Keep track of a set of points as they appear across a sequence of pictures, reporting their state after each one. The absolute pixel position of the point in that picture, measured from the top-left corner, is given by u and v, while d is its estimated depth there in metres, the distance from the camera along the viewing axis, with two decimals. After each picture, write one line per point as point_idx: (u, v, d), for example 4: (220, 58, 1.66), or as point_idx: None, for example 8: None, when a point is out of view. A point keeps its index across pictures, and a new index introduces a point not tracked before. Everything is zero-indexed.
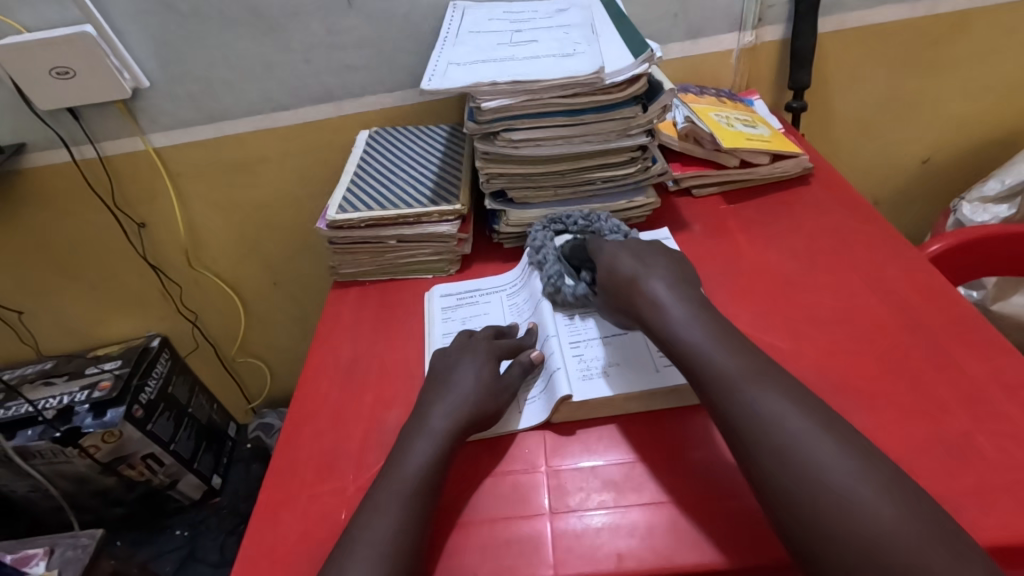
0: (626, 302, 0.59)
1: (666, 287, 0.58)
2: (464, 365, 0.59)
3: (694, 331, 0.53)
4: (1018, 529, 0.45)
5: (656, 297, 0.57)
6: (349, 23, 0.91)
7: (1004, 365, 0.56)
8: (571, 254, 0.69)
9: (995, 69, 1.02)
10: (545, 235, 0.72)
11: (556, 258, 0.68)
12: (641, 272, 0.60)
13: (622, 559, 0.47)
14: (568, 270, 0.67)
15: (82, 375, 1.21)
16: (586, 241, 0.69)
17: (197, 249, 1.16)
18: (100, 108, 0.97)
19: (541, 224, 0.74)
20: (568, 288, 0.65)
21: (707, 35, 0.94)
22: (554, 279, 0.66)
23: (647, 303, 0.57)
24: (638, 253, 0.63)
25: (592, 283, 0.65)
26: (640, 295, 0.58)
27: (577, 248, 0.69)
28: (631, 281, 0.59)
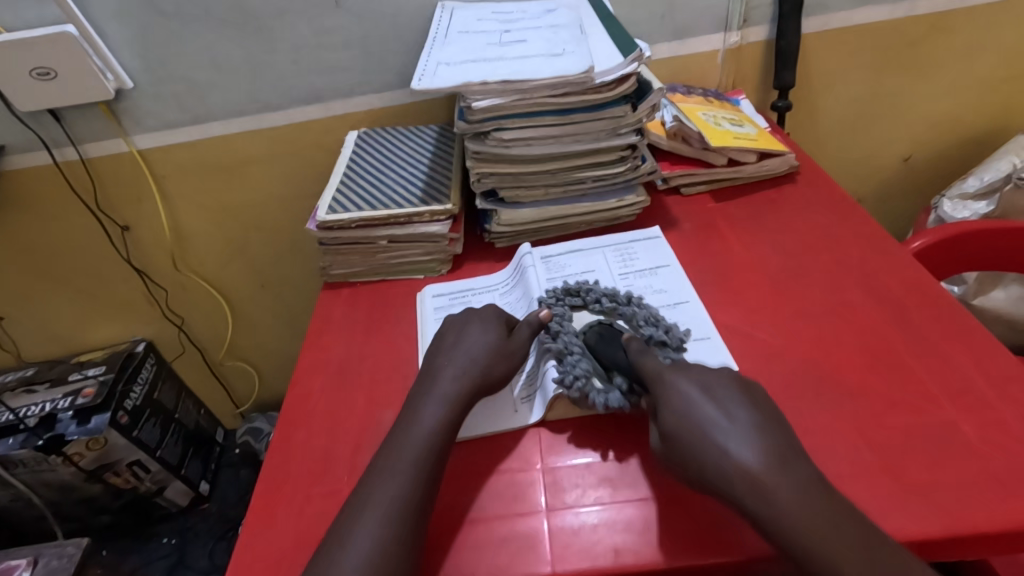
0: (688, 438, 0.48)
1: (702, 396, 0.50)
2: (472, 330, 0.60)
3: (745, 449, 0.46)
4: (1003, 516, 0.46)
5: (688, 400, 0.50)
6: (337, 23, 0.91)
7: (986, 356, 0.58)
8: (599, 343, 0.59)
9: (974, 69, 1.04)
10: (563, 315, 0.62)
11: (580, 354, 0.58)
12: (706, 406, 0.49)
13: (619, 555, 0.47)
14: (597, 371, 0.58)
15: (65, 382, 1.19)
16: (615, 330, 0.60)
17: (183, 252, 1.15)
18: (82, 110, 0.95)
19: (553, 295, 0.65)
20: (597, 394, 0.55)
21: (693, 36, 0.95)
22: (581, 384, 0.56)
23: (699, 435, 0.47)
24: (692, 372, 0.52)
25: (628, 390, 0.56)
26: (687, 414, 0.49)
27: (606, 338, 0.59)
28: (679, 392, 0.50)
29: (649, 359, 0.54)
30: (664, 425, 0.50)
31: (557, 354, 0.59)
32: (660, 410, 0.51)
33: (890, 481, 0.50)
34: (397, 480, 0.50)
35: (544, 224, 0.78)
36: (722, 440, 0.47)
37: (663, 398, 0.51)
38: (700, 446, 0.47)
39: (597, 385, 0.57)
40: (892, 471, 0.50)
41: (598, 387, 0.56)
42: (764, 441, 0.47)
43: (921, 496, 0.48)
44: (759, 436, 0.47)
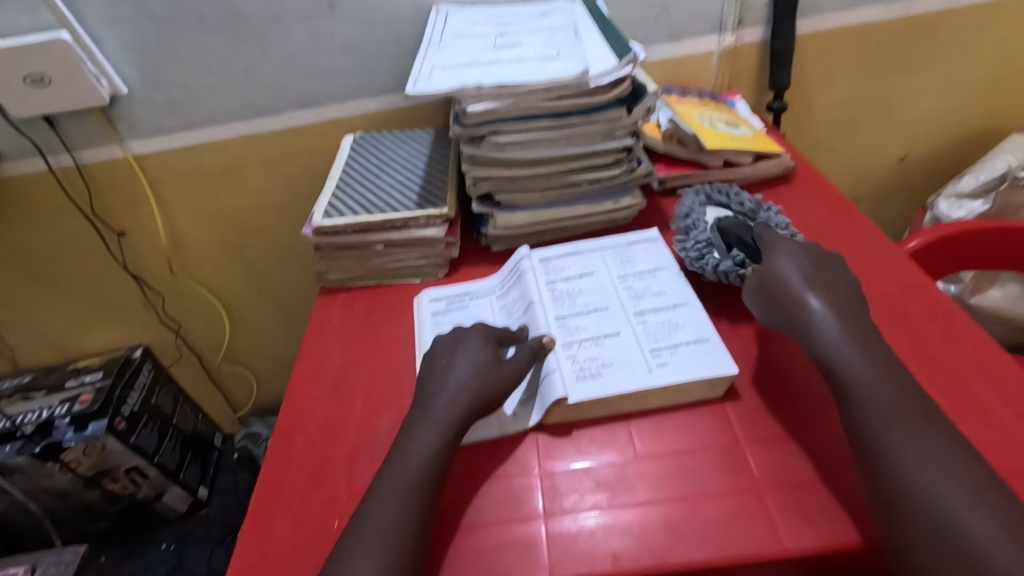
0: (782, 304, 0.58)
1: (802, 278, 0.59)
2: (462, 354, 0.59)
3: (814, 299, 0.57)
4: None
5: (785, 277, 0.60)
6: (331, 27, 0.91)
7: (982, 357, 0.58)
8: (728, 226, 0.69)
9: (968, 68, 1.05)
10: (697, 203, 0.75)
11: (708, 229, 0.70)
12: (800, 284, 0.59)
13: (617, 559, 0.47)
14: (718, 244, 0.69)
15: (62, 388, 1.18)
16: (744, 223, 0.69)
17: (180, 257, 1.14)
18: (77, 115, 0.95)
19: (697, 195, 0.76)
20: (718, 260, 0.67)
21: (688, 37, 0.95)
22: (701, 249, 0.68)
23: (786, 298, 0.58)
24: (795, 249, 0.63)
25: (741, 262, 0.66)
26: (778, 279, 0.60)
27: (738, 224, 0.69)
28: (780, 251, 0.62)
29: (788, 271, 0.60)
30: (766, 277, 0.61)
31: (686, 228, 0.72)
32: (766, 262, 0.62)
33: None
34: (395, 487, 0.49)
35: (540, 227, 0.78)
36: (797, 295, 0.58)
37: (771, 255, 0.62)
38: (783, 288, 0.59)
39: (716, 254, 0.68)
40: None
41: (718, 256, 0.68)
42: (828, 299, 0.57)
43: None
44: (823, 293, 0.58)
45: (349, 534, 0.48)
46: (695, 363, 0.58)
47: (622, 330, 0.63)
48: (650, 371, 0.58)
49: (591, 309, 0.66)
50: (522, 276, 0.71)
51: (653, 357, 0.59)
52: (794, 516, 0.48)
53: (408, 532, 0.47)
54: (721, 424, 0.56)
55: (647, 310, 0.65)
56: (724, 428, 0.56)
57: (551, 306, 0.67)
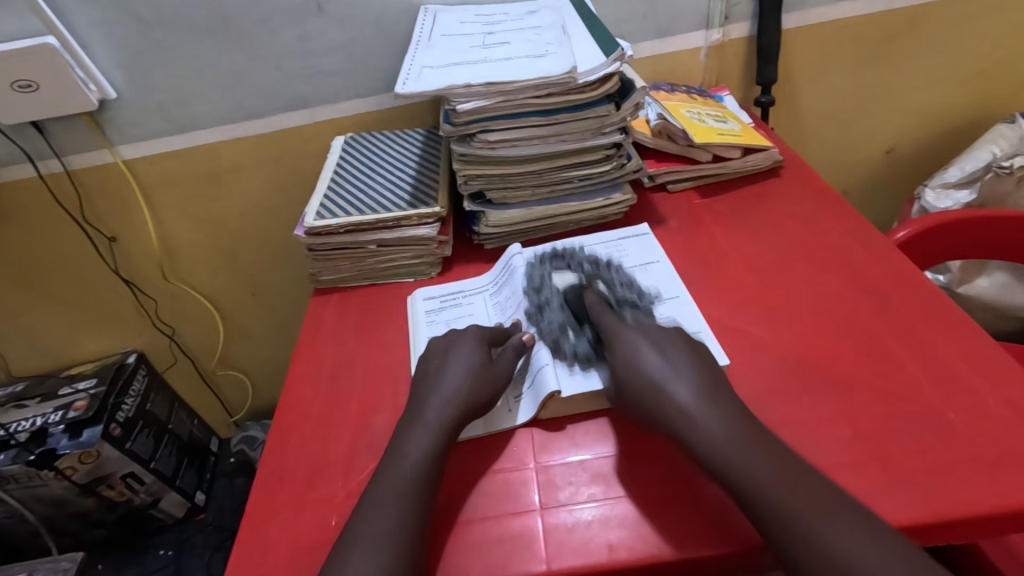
0: (636, 386, 0.54)
1: (662, 362, 0.54)
2: (455, 354, 0.59)
3: (687, 390, 0.52)
4: (988, 500, 0.47)
5: (650, 371, 0.54)
6: (320, 29, 0.91)
7: (969, 343, 0.59)
8: (573, 299, 0.65)
9: (952, 60, 1.06)
10: (544, 276, 0.68)
11: (558, 307, 0.64)
12: (661, 370, 0.54)
13: (613, 550, 0.48)
14: (570, 321, 0.63)
15: (55, 396, 1.18)
16: (585, 287, 0.66)
17: (172, 262, 1.14)
18: (66, 121, 0.95)
19: (538, 264, 0.71)
20: (568, 343, 0.61)
21: (676, 34, 0.96)
22: (556, 337, 0.61)
23: (648, 394, 0.53)
24: (649, 328, 0.58)
25: (594, 341, 0.61)
26: (639, 366, 0.54)
27: (583, 298, 0.64)
28: (631, 345, 0.56)
29: (646, 354, 0.55)
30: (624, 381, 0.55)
31: (538, 306, 0.65)
32: (615, 362, 0.56)
33: (878, 469, 0.51)
34: (392, 485, 0.50)
35: (533, 225, 0.78)
36: (666, 390, 0.52)
37: (619, 351, 0.56)
38: (639, 389, 0.53)
39: (570, 335, 0.62)
40: (881, 460, 0.51)
41: (572, 337, 0.61)
42: (695, 381, 0.53)
43: (909, 482, 0.49)
44: (695, 380, 0.53)
45: (347, 533, 0.48)
46: None
47: None
48: None
49: None
50: (514, 274, 0.72)
51: None
52: None
53: (407, 528, 0.47)
54: None
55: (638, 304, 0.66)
56: None
57: None
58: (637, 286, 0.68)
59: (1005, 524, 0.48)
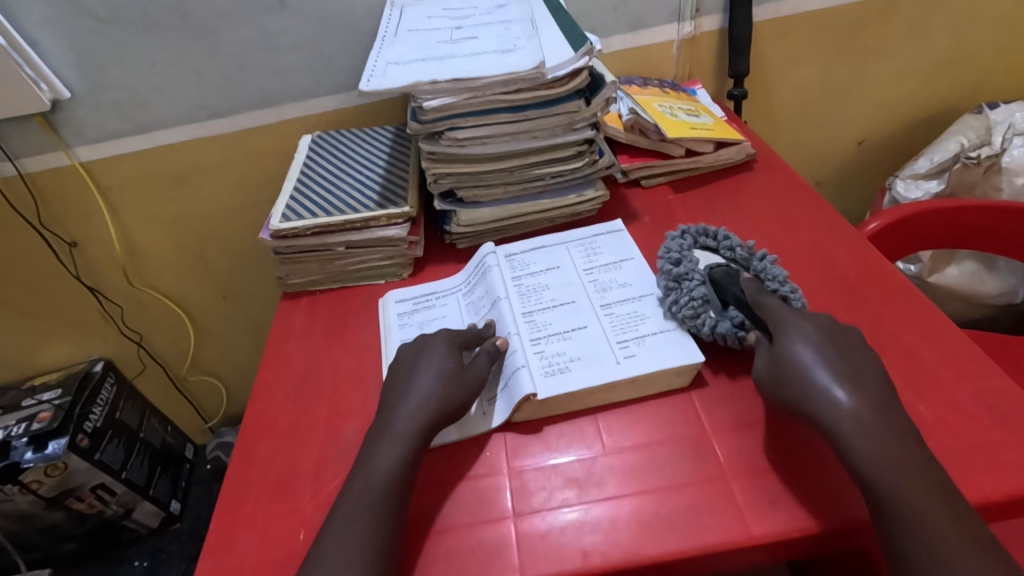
0: (793, 373, 0.50)
1: (816, 358, 0.50)
2: (426, 360, 0.58)
3: (842, 391, 0.48)
4: (956, 492, 0.47)
5: (804, 364, 0.50)
6: (283, 24, 0.88)
7: (938, 335, 0.59)
8: (719, 280, 0.61)
9: (921, 52, 1.07)
10: (685, 246, 0.66)
11: (700, 281, 0.61)
12: (815, 364, 0.50)
13: (588, 556, 0.47)
14: (713, 301, 0.60)
15: (19, 408, 1.14)
16: (737, 273, 0.62)
17: (137, 266, 1.11)
18: (17, 123, 0.91)
19: (682, 238, 0.67)
20: (710, 319, 0.58)
21: (648, 27, 0.95)
22: (693, 313, 0.59)
23: (803, 379, 0.49)
24: (805, 315, 0.54)
25: (739, 323, 0.57)
26: (794, 358, 0.51)
27: (731, 276, 0.61)
28: (789, 345, 0.52)
29: (804, 351, 0.51)
30: (782, 362, 0.51)
31: (676, 278, 0.62)
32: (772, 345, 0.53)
33: None
34: (362, 498, 0.49)
35: (505, 223, 0.77)
36: (822, 387, 0.48)
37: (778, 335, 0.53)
38: (801, 388, 0.49)
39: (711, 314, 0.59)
40: None
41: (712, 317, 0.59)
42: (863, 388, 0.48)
43: None
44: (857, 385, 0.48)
45: (316, 546, 0.47)
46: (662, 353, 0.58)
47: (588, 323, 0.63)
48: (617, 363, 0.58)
49: (558, 303, 0.66)
50: (487, 273, 0.70)
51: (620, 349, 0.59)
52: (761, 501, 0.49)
53: (376, 540, 0.46)
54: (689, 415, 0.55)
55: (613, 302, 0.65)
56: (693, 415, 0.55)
57: (517, 301, 0.66)
58: (789, 283, 0.61)
59: (974, 516, 0.48)
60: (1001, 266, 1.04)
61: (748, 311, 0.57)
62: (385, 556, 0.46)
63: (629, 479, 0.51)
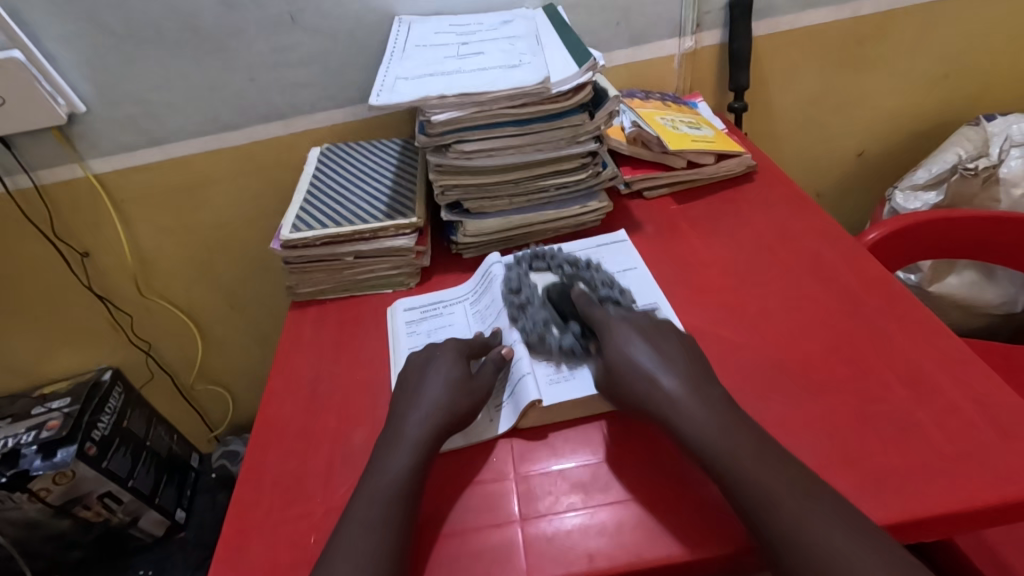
0: (624, 368, 0.55)
1: (652, 357, 0.56)
2: (433, 366, 0.60)
3: (673, 380, 0.54)
4: (957, 499, 0.48)
5: (634, 360, 0.55)
6: (293, 40, 0.90)
7: (939, 344, 0.60)
8: (554, 297, 0.66)
9: (919, 65, 1.09)
10: (521, 274, 0.69)
11: (540, 305, 0.65)
12: (652, 362, 0.55)
13: (593, 559, 0.48)
14: (555, 318, 0.64)
15: (28, 416, 1.15)
16: (568, 287, 0.66)
17: (147, 276, 1.12)
18: (34, 136, 0.93)
19: (516, 267, 0.71)
20: (553, 337, 0.62)
21: (649, 42, 0.97)
22: (540, 331, 0.62)
23: (638, 381, 0.54)
24: (635, 317, 0.60)
25: (580, 334, 0.62)
26: (631, 359, 0.56)
27: (564, 292, 0.66)
28: (622, 340, 0.57)
29: (638, 349, 0.56)
30: (608, 365, 0.57)
31: (519, 306, 0.66)
32: (606, 349, 0.58)
33: (852, 470, 0.51)
34: (372, 502, 0.50)
35: (510, 234, 0.78)
36: (651, 378, 0.54)
37: (609, 340, 0.58)
38: (631, 389, 0.54)
39: (555, 331, 0.63)
40: (855, 462, 0.52)
41: (557, 333, 0.62)
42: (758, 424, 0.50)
43: (883, 483, 0.50)
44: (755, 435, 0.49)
45: (329, 547, 0.48)
46: None
47: None
48: None
49: None
50: (493, 282, 0.71)
51: None
52: None
53: (387, 541, 0.47)
54: None
55: None
56: None
57: None
58: (620, 286, 0.68)
59: (974, 522, 0.49)
60: (999, 275, 1.05)
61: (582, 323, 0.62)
62: (396, 557, 0.47)
63: (635, 484, 0.52)
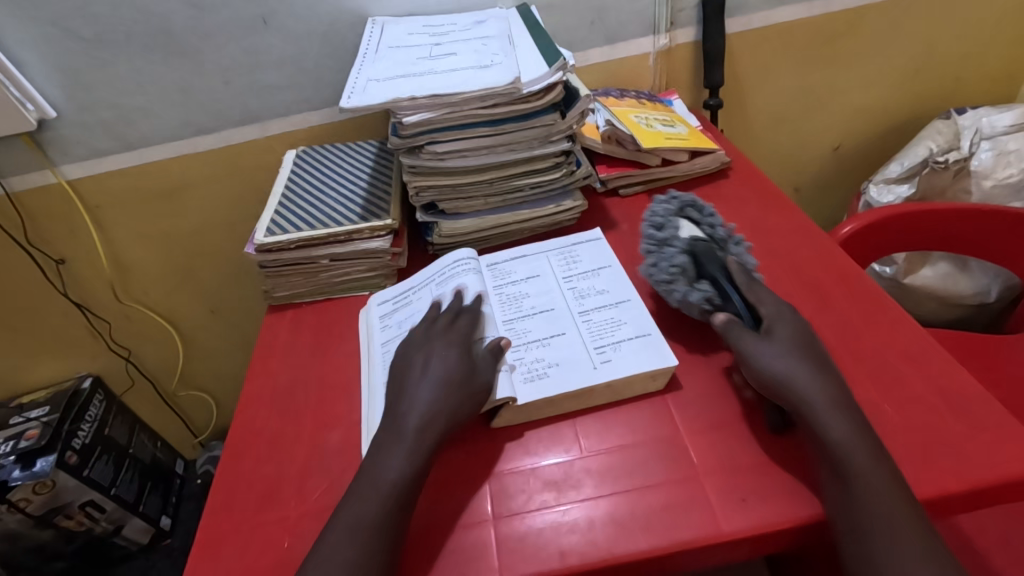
0: (778, 372, 0.52)
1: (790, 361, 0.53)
2: (426, 362, 0.58)
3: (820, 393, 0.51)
4: (920, 488, 0.49)
5: (767, 354, 0.53)
6: (266, 42, 0.90)
7: (905, 336, 0.61)
8: (703, 250, 0.64)
9: (891, 60, 1.10)
10: (668, 211, 0.70)
11: (681, 249, 0.64)
12: (820, 393, 0.51)
13: (565, 557, 0.48)
14: (689, 271, 0.63)
15: (6, 426, 1.14)
16: (717, 250, 0.64)
17: (125, 282, 1.11)
18: (3, 142, 0.92)
19: (670, 203, 0.71)
20: (682, 288, 0.61)
21: (624, 40, 0.98)
22: (671, 279, 0.62)
23: (788, 390, 0.52)
24: (791, 322, 0.57)
25: (710, 297, 0.60)
26: (776, 368, 0.53)
27: (712, 252, 0.63)
28: (767, 346, 0.54)
29: (773, 350, 0.54)
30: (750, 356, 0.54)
31: (659, 244, 0.67)
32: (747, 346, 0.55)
33: None
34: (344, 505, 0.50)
35: (486, 234, 0.78)
36: (799, 392, 0.51)
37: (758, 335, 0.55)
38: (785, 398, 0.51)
39: (688, 281, 0.62)
40: None
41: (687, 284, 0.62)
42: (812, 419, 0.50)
43: None
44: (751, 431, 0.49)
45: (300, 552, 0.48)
46: (639, 357, 0.59)
47: (567, 329, 0.64)
48: (595, 368, 0.59)
49: (537, 311, 0.67)
50: (460, 275, 0.70)
51: (598, 354, 0.60)
52: (729, 500, 0.50)
53: (359, 544, 0.48)
54: (663, 419, 0.57)
55: (590, 309, 0.66)
56: (666, 420, 0.57)
57: (497, 309, 0.67)
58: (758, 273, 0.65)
59: (937, 510, 0.49)
60: (973, 267, 1.06)
61: (719, 285, 0.60)
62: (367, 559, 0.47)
63: (606, 481, 0.53)
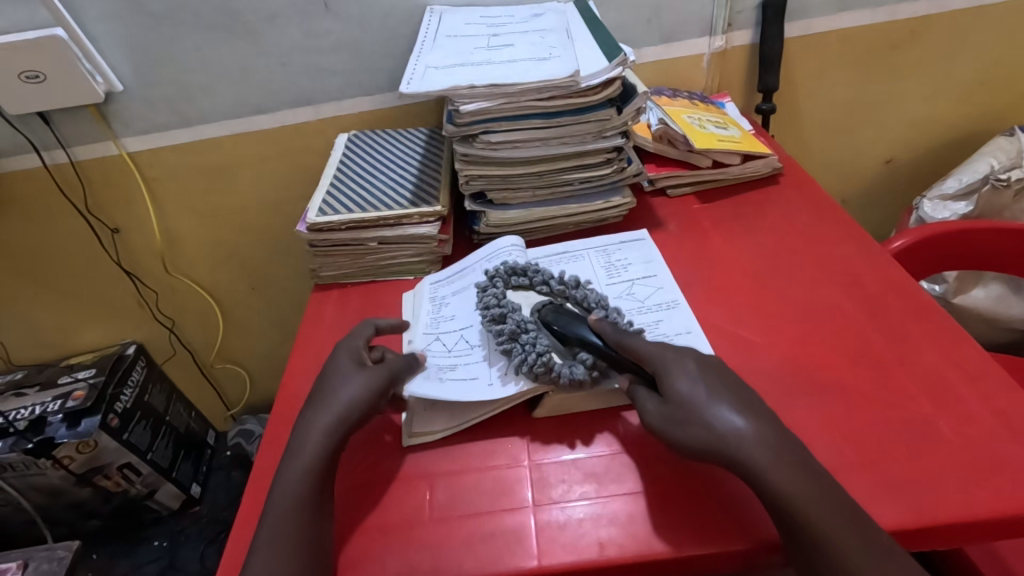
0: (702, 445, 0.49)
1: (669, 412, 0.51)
2: (328, 388, 0.57)
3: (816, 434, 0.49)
4: (973, 507, 0.48)
5: (666, 428, 0.50)
6: (326, 28, 0.92)
7: (961, 354, 0.59)
8: (552, 318, 0.61)
9: (953, 72, 1.07)
10: (498, 294, 0.64)
11: (533, 327, 0.60)
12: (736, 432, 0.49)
13: (603, 548, 0.49)
14: (555, 346, 0.59)
15: (55, 385, 1.18)
16: (564, 310, 0.61)
17: (174, 255, 1.15)
18: (72, 112, 0.95)
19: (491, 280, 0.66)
20: (560, 366, 0.57)
21: (679, 40, 0.97)
22: (543, 358, 0.57)
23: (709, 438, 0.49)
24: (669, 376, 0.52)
25: (592, 364, 0.57)
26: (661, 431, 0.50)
27: (561, 314, 0.60)
28: (653, 416, 0.51)
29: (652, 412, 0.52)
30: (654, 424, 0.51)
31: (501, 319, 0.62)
32: (647, 419, 0.52)
33: (867, 473, 0.51)
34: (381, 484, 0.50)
35: (531, 227, 0.79)
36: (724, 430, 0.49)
37: (646, 411, 0.52)
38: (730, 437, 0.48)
39: (560, 359, 0.58)
40: (868, 464, 0.52)
41: (562, 361, 0.58)
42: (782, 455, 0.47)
43: (899, 488, 0.50)
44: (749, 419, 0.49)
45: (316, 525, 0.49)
46: None
47: None
48: None
49: None
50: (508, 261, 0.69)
51: None
52: None
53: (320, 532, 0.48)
54: None
55: (632, 309, 0.66)
56: None
57: None
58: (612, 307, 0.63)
59: (990, 531, 0.48)
60: None
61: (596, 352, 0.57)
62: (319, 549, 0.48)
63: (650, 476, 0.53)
